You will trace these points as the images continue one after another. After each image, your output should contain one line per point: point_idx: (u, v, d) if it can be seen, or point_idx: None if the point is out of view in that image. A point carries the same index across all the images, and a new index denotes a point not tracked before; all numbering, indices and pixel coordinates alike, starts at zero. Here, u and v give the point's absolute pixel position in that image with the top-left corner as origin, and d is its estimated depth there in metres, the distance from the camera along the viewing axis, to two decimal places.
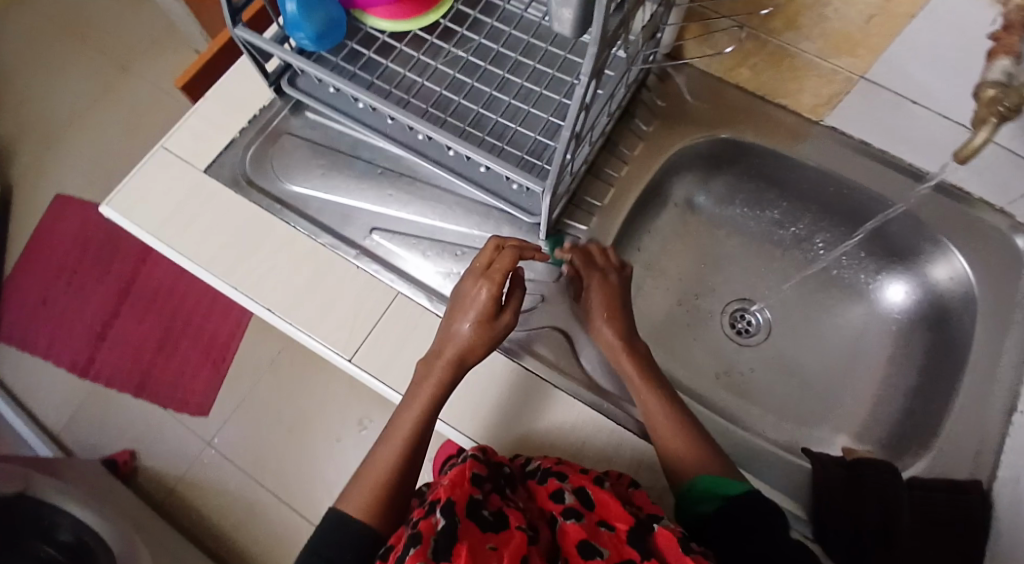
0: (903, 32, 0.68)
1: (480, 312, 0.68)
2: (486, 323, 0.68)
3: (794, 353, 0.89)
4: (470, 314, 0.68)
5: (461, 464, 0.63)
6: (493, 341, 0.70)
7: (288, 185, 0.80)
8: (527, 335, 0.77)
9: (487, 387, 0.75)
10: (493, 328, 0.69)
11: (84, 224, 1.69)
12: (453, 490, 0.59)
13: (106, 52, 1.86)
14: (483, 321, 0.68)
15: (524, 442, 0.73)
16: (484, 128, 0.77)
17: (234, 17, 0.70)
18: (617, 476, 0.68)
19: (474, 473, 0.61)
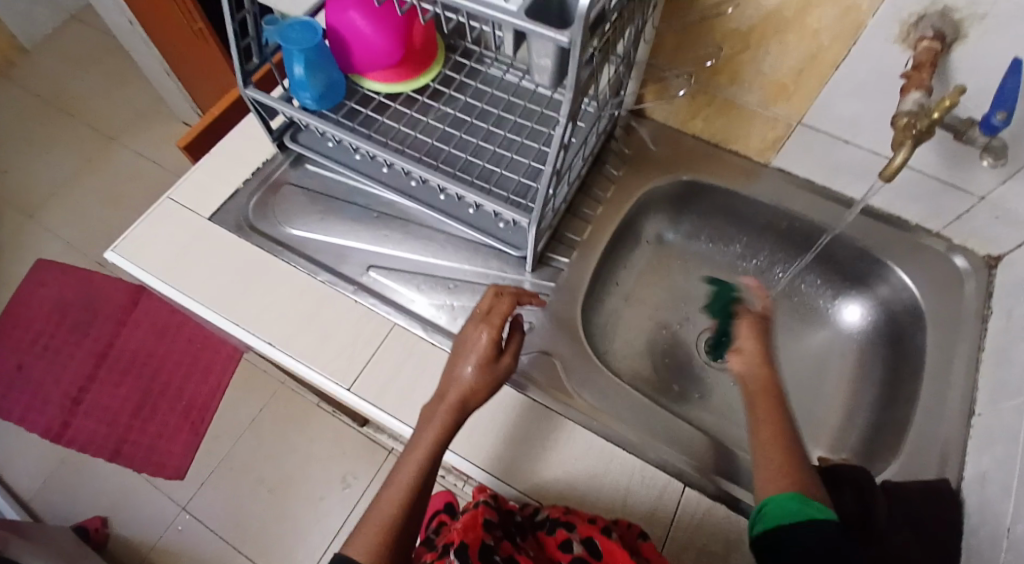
0: (830, 80, 0.80)
1: (482, 352, 0.69)
2: (488, 366, 0.69)
3: None
4: (471, 356, 0.69)
5: (473, 510, 0.70)
6: (496, 383, 0.70)
7: (288, 229, 0.86)
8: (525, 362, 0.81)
9: (498, 421, 0.77)
10: (495, 369, 0.70)
11: (65, 288, 1.70)
12: (466, 534, 0.66)
13: (93, 126, 1.93)
14: (486, 363, 0.69)
15: (530, 470, 0.75)
16: (473, 173, 0.85)
17: (245, 79, 0.79)
18: (627, 525, 0.70)
19: (485, 519, 0.68)
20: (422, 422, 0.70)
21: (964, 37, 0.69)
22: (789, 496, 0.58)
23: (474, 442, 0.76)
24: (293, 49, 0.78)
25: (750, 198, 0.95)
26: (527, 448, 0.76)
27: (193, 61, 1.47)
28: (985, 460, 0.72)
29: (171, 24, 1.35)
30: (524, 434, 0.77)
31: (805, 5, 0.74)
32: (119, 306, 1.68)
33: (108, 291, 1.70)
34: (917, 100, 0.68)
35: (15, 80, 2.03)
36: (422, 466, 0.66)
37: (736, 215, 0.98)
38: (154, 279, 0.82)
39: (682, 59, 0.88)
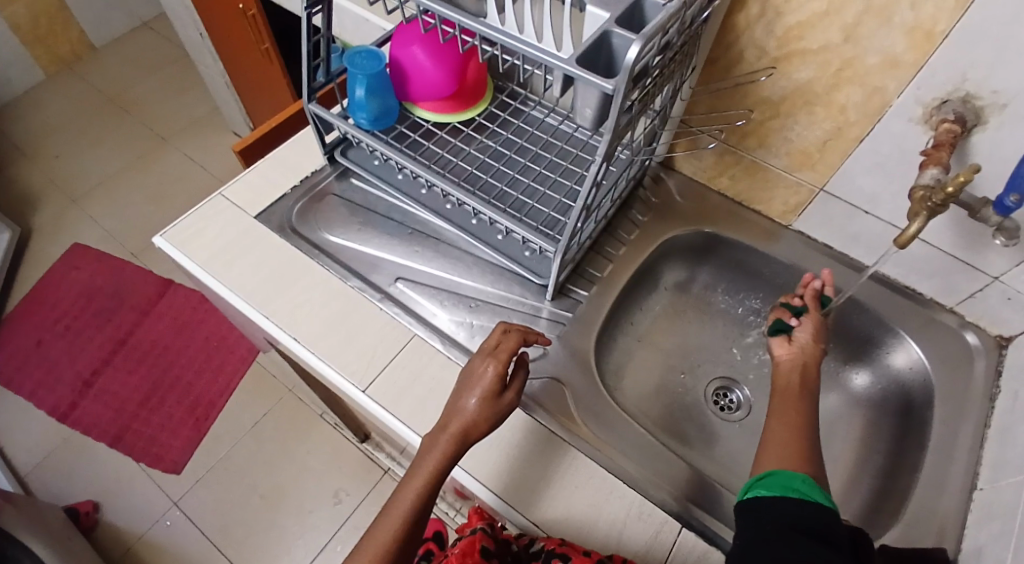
0: (853, 153, 0.84)
1: (487, 386, 0.72)
2: (492, 400, 0.72)
3: None
4: (476, 388, 0.73)
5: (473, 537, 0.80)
6: (497, 418, 0.73)
7: (326, 235, 0.91)
8: (534, 386, 0.83)
9: (504, 442, 0.79)
10: (497, 404, 0.73)
11: (95, 275, 1.75)
12: None
13: (148, 125, 2.02)
14: (488, 397, 0.72)
15: (531, 492, 0.76)
16: (506, 202, 0.90)
17: (309, 96, 0.85)
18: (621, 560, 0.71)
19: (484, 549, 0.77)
20: (423, 446, 0.73)
21: (985, 123, 0.73)
22: (795, 475, 0.62)
23: (482, 460, 0.78)
24: (359, 73, 0.84)
25: (768, 257, 0.99)
26: (534, 473, 0.77)
27: (253, 76, 1.56)
28: (983, 533, 0.71)
29: (240, 39, 1.44)
30: (533, 461, 0.78)
31: (836, 81, 0.79)
32: (145, 297, 1.73)
33: (137, 282, 1.75)
34: (934, 176, 0.72)
35: (82, 74, 2.15)
36: (428, 478, 0.70)
37: (754, 271, 1.02)
38: (195, 265, 0.87)
39: (715, 120, 0.93)
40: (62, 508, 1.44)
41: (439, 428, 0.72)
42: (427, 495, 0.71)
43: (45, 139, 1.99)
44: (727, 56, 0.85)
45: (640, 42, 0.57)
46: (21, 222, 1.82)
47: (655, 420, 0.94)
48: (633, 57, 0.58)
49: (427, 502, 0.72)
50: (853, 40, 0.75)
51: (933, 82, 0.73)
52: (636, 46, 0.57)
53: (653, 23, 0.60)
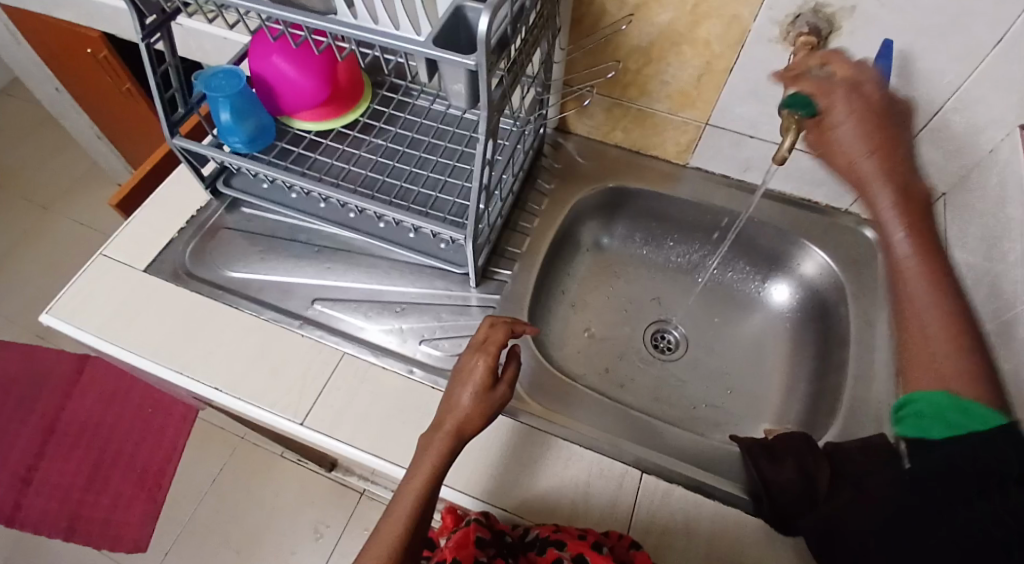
0: (726, 85, 0.87)
1: (478, 380, 0.72)
2: (485, 394, 0.72)
3: (713, 360, 0.99)
4: (471, 383, 0.72)
5: (466, 528, 0.75)
6: (492, 411, 0.72)
7: (227, 271, 0.87)
8: None
9: (491, 448, 0.78)
10: (490, 397, 0.72)
11: (4, 366, 1.61)
12: (458, 550, 0.72)
13: (24, 197, 1.87)
14: (481, 391, 0.72)
15: (520, 492, 0.75)
16: (413, 199, 0.88)
17: (172, 130, 0.80)
18: (618, 537, 0.71)
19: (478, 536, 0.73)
20: (423, 445, 0.71)
21: (839, 28, 0.76)
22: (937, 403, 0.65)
23: (460, 466, 0.77)
24: (218, 95, 0.79)
25: (674, 198, 1.01)
26: (494, 460, 0.77)
27: (124, 121, 1.46)
28: None
29: (100, 84, 1.35)
30: (492, 448, 0.77)
31: (695, 16, 0.81)
32: (65, 377, 1.62)
33: (52, 363, 1.63)
34: None
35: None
36: (420, 492, 0.68)
37: (665, 215, 1.04)
38: (93, 337, 0.81)
39: (592, 77, 0.94)
40: None
41: (437, 426, 0.71)
42: (419, 511, 0.69)
43: None
44: (589, 12, 0.86)
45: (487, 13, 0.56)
46: None
47: (601, 378, 0.96)
48: (484, 29, 0.57)
49: (419, 522, 0.69)
50: None
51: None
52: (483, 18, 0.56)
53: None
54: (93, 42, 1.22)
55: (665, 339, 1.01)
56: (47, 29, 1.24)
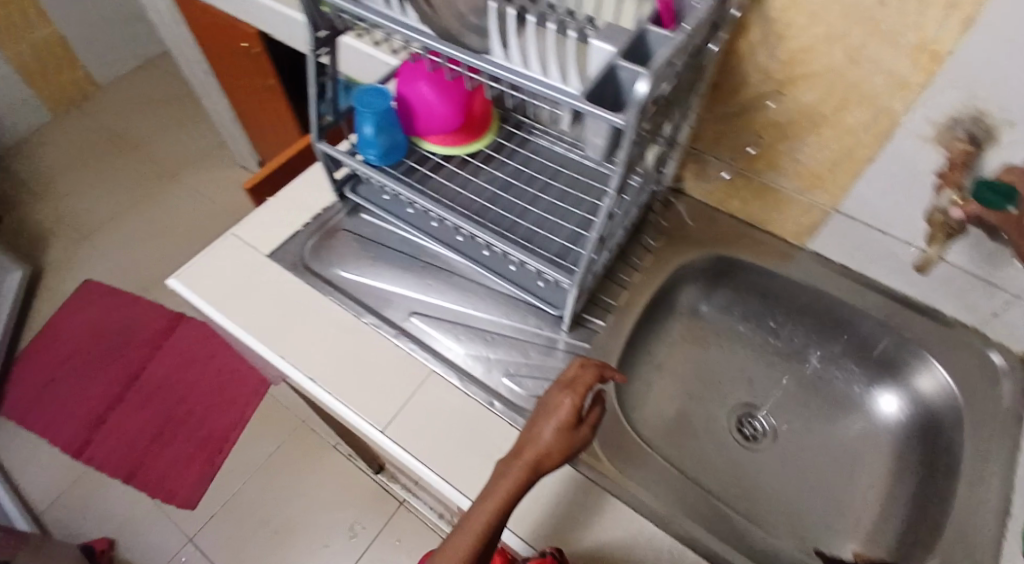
0: (864, 173, 0.83)
1: (563, 417, 0.72)
2: (567, 432, 0.71)
3: (796, 455, 0.95)
4: (556, 418, 0.72)
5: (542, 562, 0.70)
6: (571, 452, 0.72)
7: (338, 270, 0.92)
8: None
9: (549, 495, 0.76)
10: (572, 436, 0.72)
11: (107, 311, 1.73)
12: None
13: (153, 162, 2.00)
14: (564, 428, 0.71)
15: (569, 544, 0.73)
16: (520, 234, 0.90)
17: (319, 135, 0.86)
18: None
19: None
20: (498, 471, 0.71)
21: (997, 140, 0.72)
22: None
23: (520, 511, 0.75)
24: (365, 110, 0.85)
25: (784, 279, 0.98)
26: (554, 508, 0.75)
27: (260, 110, 1.57)
28: None
29: (247, 76, 1.46)
30: (555, 496, 0.76)
31: (843, 103, 0.78)
32: (156, 331, 1.72)
33: (147, 317, 1.73)
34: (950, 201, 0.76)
35: (85, 115, 2.13)
36: (487, 518, 0.67)
37: (770, 294, 1.01)
38: (211, 307, 0.86)
39: (722, 145, 0.93)
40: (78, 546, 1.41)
41: (517, 454, 0.71)
42: (482, 541, 0.67)
43: (48, 179, 1.95)
44: (733, 82, 0.85)
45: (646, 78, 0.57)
46: (31, 261, 1.78)
47: (673, 446, 0.94)
48: (642, 92, 0.58)
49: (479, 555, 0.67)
50: (858, 61, 0.74)
51: (942, 101, 0.72)
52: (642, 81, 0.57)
53: (659, 59, 0.60)
54: (250, 37, 1.32)
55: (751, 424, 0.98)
56: (214, 24, 1.36)
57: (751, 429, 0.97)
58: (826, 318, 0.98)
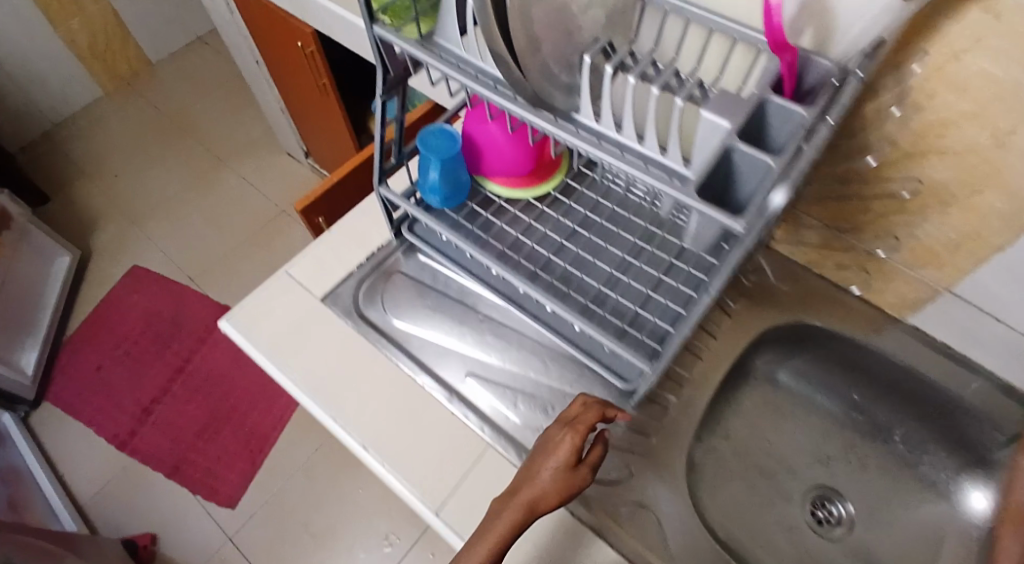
0: (992, 259, 0.72)
1: (561, 459, 0.65)
2: (567, 474, 0.65)
3: (874, 548, 0.87)
4: (553, 457, 0.66)
5: None
6: (571, 495, 0.66)
7: (392, 319, 0.85)
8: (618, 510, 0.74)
9: (542, 539, 0.72)
10: (572, 479, 0.65)
11: (154, 300, 1.71)
12: None
13: (203, 145, 1.95)
14: (564, 470, 0.65)
15: None
16: (586, 297, 0.82)
17: (381, 179, 0.79)
18: None
19: None
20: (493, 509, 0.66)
21: None
22: None
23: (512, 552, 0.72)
24: (432, 154, 0.77)
25: (877, 354, 0.88)
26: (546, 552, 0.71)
27: (311, 107, 1.51)
28: None
29: (300, 75, 1.40)
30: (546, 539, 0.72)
31: (979, 185, 0.67)
32: (201, 325, 1.70)
33: (191, 309, 1.71)
34: None
35: (137, 91, 2.09)
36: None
37: (857, 366, 0.91)
38: (258, 356, 0.81)
39: (823, 207, 0.83)
40: (120, 540, 1.43)
41: (511, 491, 0.66)
42: None
43: (100, 159, 1.92)
44: (847, 145, 0.74)
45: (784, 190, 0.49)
46: (80, 244, 1.76)
47: (741, 528, 0.86)
48: None
49: None
50: (1005, 143, 0.63)
51: None
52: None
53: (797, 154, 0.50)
54: (305, 37, 1.25)
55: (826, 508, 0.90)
56: (268, 20, 1.30)
57: (825, 512, 0.89)
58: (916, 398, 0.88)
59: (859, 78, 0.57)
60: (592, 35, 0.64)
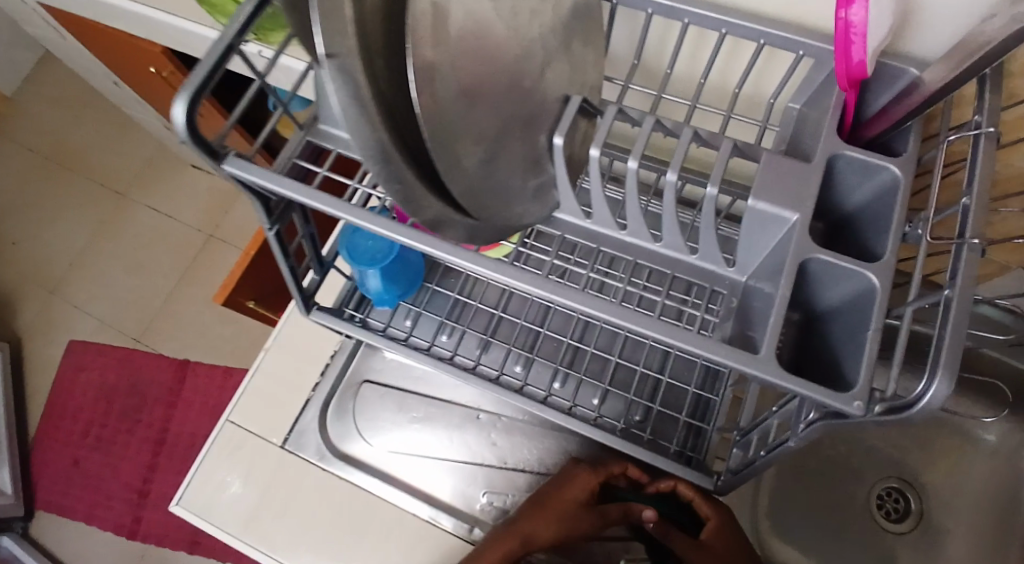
0: None
1: (577, 487, 0.60)
2: (580, 505, 0.59)
3: (956, 539, 0.79)
4: (570, 490, 0.60)
5: None
6: (576, 533, 0.58)
7: (374, 442, 0.71)
8: None
9: None
10: (583, 511, 0.59)
11: (106, 371, 1.39)
12: None
13: (89, 179, 1.51)
14: (576, 500, 0.59)
15: None
16: (596, 371, 0.66)
17: (306, 307, 0.59)
18: None
19: None
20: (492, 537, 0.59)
21: None
22: None
23: None
24: (366, 266, 0.57)
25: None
26: None
27: None
28: None
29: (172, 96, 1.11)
30: None
31: None
32: (165, 387, 1.37)
33: (151, 372, 1.38)
34: None
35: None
36: None
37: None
38: (231, 536, 0.68)
39: None
40: None
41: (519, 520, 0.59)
42: None
43: None
44: None
45: (938, 379, 0.31)
46: (4, 332, 1.42)
47: (819, 555, 0.78)
48: (925, 399, 0.31)
49: None
50: None
51: None
52: (927, 380, 0.31)
53: (953, 308, 0.31)
54: (157, 56, 0.96)
55: (894, 499, 0.82)
56: (107, 41, 0.99)
57: (889, 503, 0.82)
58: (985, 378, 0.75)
59: (992, 136, 0.35)
60: (560, 94, 0.41)
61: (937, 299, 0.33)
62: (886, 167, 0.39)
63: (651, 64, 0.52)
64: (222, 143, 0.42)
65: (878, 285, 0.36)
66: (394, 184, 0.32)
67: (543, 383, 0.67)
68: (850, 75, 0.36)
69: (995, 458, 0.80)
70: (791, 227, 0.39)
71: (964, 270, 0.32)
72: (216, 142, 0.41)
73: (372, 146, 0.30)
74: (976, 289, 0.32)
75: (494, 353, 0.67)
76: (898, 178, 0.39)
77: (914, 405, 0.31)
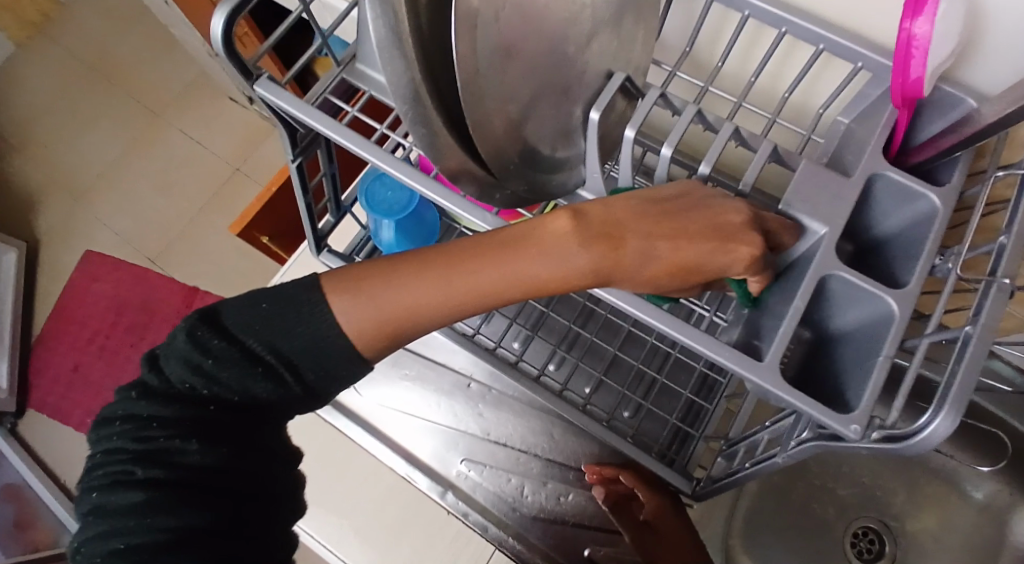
0: None
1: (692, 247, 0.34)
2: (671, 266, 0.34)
3: None
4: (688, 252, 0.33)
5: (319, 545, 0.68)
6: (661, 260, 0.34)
7: (364, 395, 0.71)
8: (557, 542, 0.68)
9: (375, 497, 0.69)
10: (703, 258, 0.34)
11: (117, 288, 1.35)
12: None
13: (127, 93, 1.48)
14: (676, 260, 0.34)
15: (343, 515, 0.68)
16: (594, 361, 0.66)
17: (317, 247, 0.60)
18: None
19: None
20: (425, 253, 0.36)
21: None
22: None
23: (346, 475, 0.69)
24: (380, 215, 0.56)
25: None
26: (359, 487, 0.69)
27: None
28: None
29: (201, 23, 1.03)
30: (370, 489, 0.69)
31: None
32: (172, 309, 1.32)
33: (162, 292, 1.34)
34: None
35: (42, 33, 1.54)
36: (443, 301, 0.35)
37: None
38: None
39: None
40: None
41: (468, 282, 0.34)
42: (432, 317, 0.35)
43: (24, 123, 1.48)
44: None
45: (942, 415, 0.30)
46: (23, 233, 1.40)
47: None
48: (930, 433, 0.30)
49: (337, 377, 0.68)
50: None
51: None
52: (930, 413, 0.30)
53: (970, 349, 0.30)
54: None
55: (868, 539, 0.80)
56: None
57: (865, 542, 0.80)
58: (994, 435, 0.72)
59: None
60: (603, 70, 0.40)
61: (955, 335, 0.32)
62: (925, 196, 0.38)
63: (701, 56, 0.51)
64: (257, 63, 0.41)
65: (896, 313, 0.35)
66: (421, 127, 0.31)
67: (539, 362, 0.67)
68: (905, 91, 0.35)
69: (983, 516, 0.77)
70: (819, 240, 0.37)
71: (987, 309, 0.31)
72: (251, 61, 0.41)
73: (404, 84, 0.30)
74: (998, 328, 0.31)
75: (496, 324, 0.68)
76: (936, 209, 0.38)
77: (913, 436, 0.31)
